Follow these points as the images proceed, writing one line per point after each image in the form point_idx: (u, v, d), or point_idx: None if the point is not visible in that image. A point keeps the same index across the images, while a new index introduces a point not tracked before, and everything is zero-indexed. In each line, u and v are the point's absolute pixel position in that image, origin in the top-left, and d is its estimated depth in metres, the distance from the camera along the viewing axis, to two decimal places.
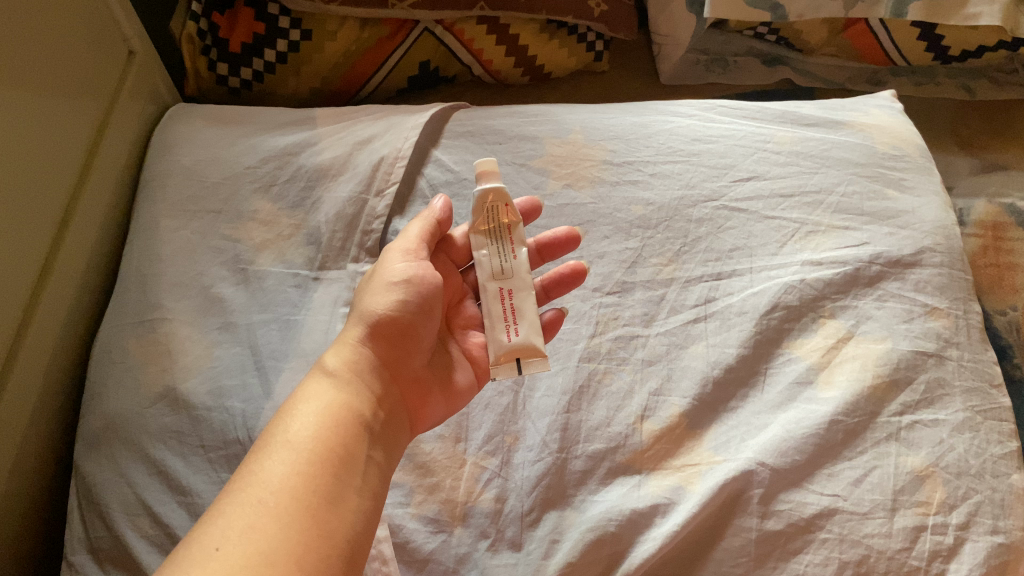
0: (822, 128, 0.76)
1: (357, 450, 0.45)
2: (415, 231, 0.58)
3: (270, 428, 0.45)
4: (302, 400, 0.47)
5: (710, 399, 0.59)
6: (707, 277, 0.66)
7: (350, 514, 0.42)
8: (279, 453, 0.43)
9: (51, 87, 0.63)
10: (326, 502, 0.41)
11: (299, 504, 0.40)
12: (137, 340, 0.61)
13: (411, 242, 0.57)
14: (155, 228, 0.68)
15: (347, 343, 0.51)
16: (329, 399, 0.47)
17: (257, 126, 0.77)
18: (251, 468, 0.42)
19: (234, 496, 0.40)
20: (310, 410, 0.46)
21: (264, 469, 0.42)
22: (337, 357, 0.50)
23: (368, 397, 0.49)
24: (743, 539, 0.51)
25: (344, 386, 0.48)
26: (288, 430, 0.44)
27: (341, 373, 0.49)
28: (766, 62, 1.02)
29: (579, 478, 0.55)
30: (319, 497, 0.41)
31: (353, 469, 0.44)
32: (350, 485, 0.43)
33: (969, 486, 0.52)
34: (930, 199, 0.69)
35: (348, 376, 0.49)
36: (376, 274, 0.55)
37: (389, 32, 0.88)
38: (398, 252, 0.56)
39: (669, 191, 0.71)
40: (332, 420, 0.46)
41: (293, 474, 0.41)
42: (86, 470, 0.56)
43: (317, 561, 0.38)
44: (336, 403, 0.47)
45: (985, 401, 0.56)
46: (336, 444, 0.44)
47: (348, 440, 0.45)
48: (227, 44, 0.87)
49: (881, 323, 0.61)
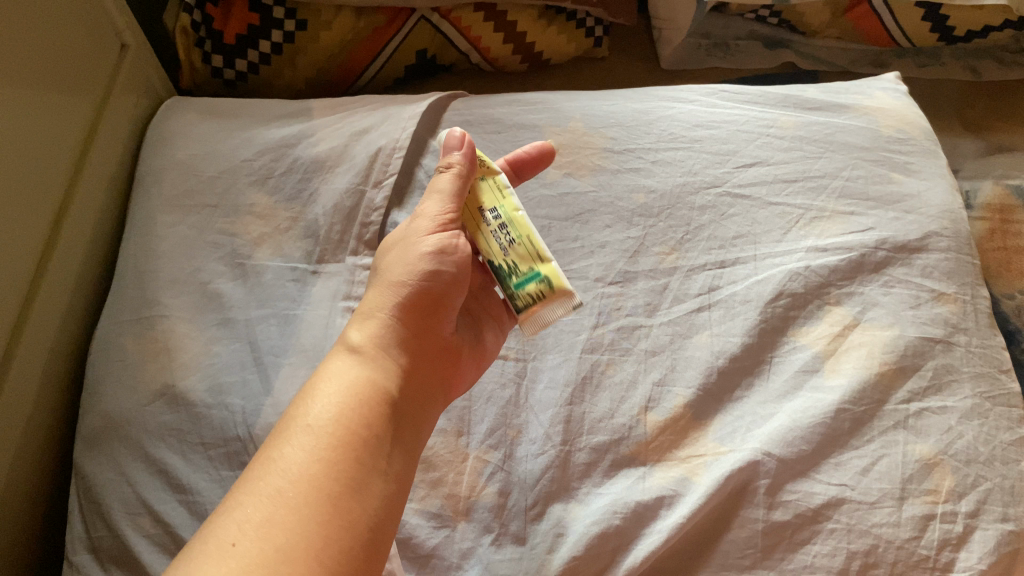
0: (827, 112, 0.75)
1: (384, 430, 0.44)
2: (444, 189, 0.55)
3: (292, 410, 0.44)
4: (324, 380, 0.45)
5: (715, 389, 0.58)
6: (709, 265, 0.64)
7: (375, 500, 0.41)
8: (298, 437, 0.41)
9: (43, 82, 0.61)
10: (348, 490, 0.40)
11: (320, 493, 0.39)
12: (134, 337, 0.61)
13: (449, 209, 0.54)
14: (152, 225, 0.67)
15: (372, 316, 0.49)
16: (352, 378, 0.45)
17: (252, 118, 0.76)
18: (271, 454, 0.41)
19: (250, 486, 0.39)
20: (333, 390, 0.44)
21: (283, 456, 0.40)
22: (361, 332, 0.48)
23: (395, 372, 0.47)
24: (749, 530, 0.51)
25: (369, 363, 0.47)
26: (309, 413, 0.43)
27: (366, 349, 0.47)
28: (768, 45, 1.01)
29: (583, 470, 0.55)
30: (341, 483, 0.40)
31: (379, 452, 0.42)
32: (374, 469, 0.41)
33: (979, 473, 0.51)
34: (937, 182, 0.68)
35: (373, 352, 0.47)
36: (410, 241, 0.53)
37: (385, 21, 0.87)
38: (434, 218, 0.54)
39: (671, 178, 0.70)
40: (356, 400, 0.44)
41: (312, 460, 0.40)
42: (87, 470, 0.56)
43: (338, 554, 0.37)
44: (360, 380, 0.45)
45: (993, 387, 0.56)
46: (359, 425, 0.43)
47: (372, 421, 0.43)
48: (221, 36, 0.85)
49: (887, 309, 0.60)
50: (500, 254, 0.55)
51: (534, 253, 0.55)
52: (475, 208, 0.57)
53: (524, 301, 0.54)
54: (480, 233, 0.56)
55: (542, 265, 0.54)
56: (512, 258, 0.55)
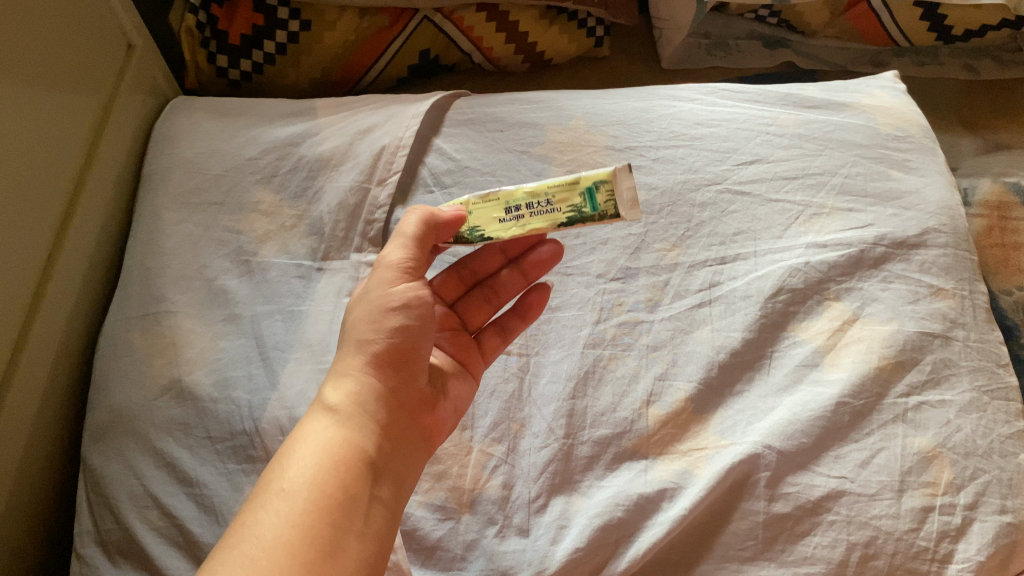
0: (826, 110, 0.75)
1: (361, 490, 0.42)
2: (409, 232, 0.52)
3: (267, 474, 0.42)
4: (299, 442, 0.44)
5: (715, 383, 0.59)
6: (710, 262, 0.65)
7: (353, 563, 0.39)
8: (272, 503, 0.40)
9: (51, 82, 0.62)
10: (325, 553, 0.38)
11: (294, 560, 0.37)
12: (141, 333, 0.61)
13: (408, 255, 0.51)
14: (158, 222, 0.68)
15: (347, 373, 0.47)
16: (329, 438, 0.44)
17: (257, 117, 0.77)
18: (245, 520, 0.40)
19: (225, 555, 0.38)
20: (308, 452, 0.43)
21: (257, 522, 0.39)
22: (337, 391, 0.47)
23: (373, 429, 0.46)
24: (750, 522, 0.52)
25: (345, 422, 0.45)
26: (284, 477, 0.42)
27: (342, 408, 0.46)
28: (767, 44, 1.01)
29: (585, 463, 0.56)
30: (317, 548, 0.38)
31: (355, 512, 0.41)
32: (351, 530, 0.40)
33: (977, 466, 0.52)
34: (934, 179, 0.69)
35: (350, 410, 0.46)
36: (370, 294, 0.50)
37: (388, 21, 0.87)
38: (393, 267, 0.51)
39: (671, 176, 0.71)
40: (331, 462, 0.43)
41: (285, 526, 0.39)
42: (95, 464, 0.57)
43: None
44: (337, 440, 0.44)
45: (991, 381, 0.56)
46: (336, 487, 0.41)
47: (349, 481, 0.42)
48: (226, 36, 0.86)
49: (886, 304, 0.60)
50: (557, 214, 0.51)
51: (565, 180, 0.51)
52: (493, 220, 0.53)
53: (609, 206, 0.50)
54: (519, 228, 0.52)
55: (583, 181, 0.51)
56: (563, 204, 0.51)
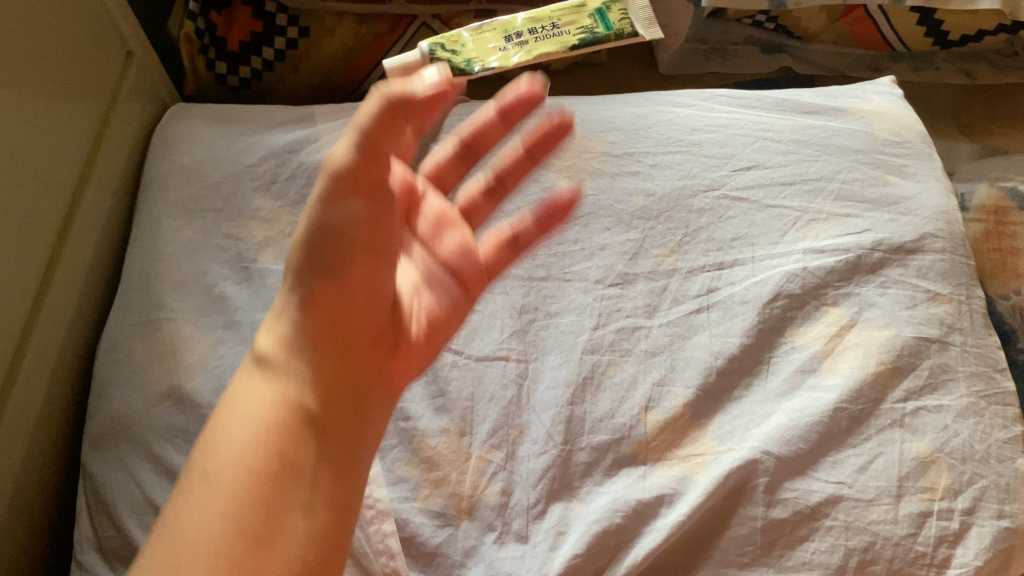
0: (823, 116, 0.76)
1: (302, 456, 0.39)
2: (364, 122, 0.42)
3: (196, 454, 0.39)
4: (230, 411, 0.40)
5: (714, 388, 0.59)
6: (708, 267, 0.65)
7: (295, 538, 0.36)
8: (198, 488, 0.37)
9: (51, 90, 0.63)
10: (261, 531, 0.35)
11: (226, 546, 0.34)
12: (141, 340, 0.62)
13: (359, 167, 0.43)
14: (157, 229, 0.68)
15: (279, 321, 0.44)
16: (262, 404, 0.40)
17: (256, 124, 0.77)
18: (171, 514, 0.36)
19: (152, 552, 0.35)
20: (239, 422, 0.40)
21: (184, 511, 0.36)
22: (269, 339, 0.44)
23: (311, 386, 0.42)
24: (749, 528, 0.52)
25: (281, 381, 0.42)
26: (212, 454, 0.38)
27: (275, 365, 0.42)
28: (765, 49, 1.02)
29: (584, 468, 0.56)
30: (252, 529, 0.35)
31: (295, 480, 0.38)
32: (292, 502, 0.37)
33: (974, 471, 0.52)
34: (931, 184, 0.69)
35: (285, 367, 0.42)
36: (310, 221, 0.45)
37: (387, 27, 0.88)
38: (334, 185, 0.43)
39: (669, 182, 0.71)
40: (263, 432, 0.39)
41: (213, 514, 0.35)
42: (94, 471, 0.57)
43: None
44: (270, 406, 0.40)
45: (988, 385, 0.56)
46: (270, 458, 0.38)
47: (286, 447, 0.39)
48: (225, 43, 0.86)
49: (884, 309, 0.61)
50: None
51: None
52: None
53: None
54: None
55: None
56: None
